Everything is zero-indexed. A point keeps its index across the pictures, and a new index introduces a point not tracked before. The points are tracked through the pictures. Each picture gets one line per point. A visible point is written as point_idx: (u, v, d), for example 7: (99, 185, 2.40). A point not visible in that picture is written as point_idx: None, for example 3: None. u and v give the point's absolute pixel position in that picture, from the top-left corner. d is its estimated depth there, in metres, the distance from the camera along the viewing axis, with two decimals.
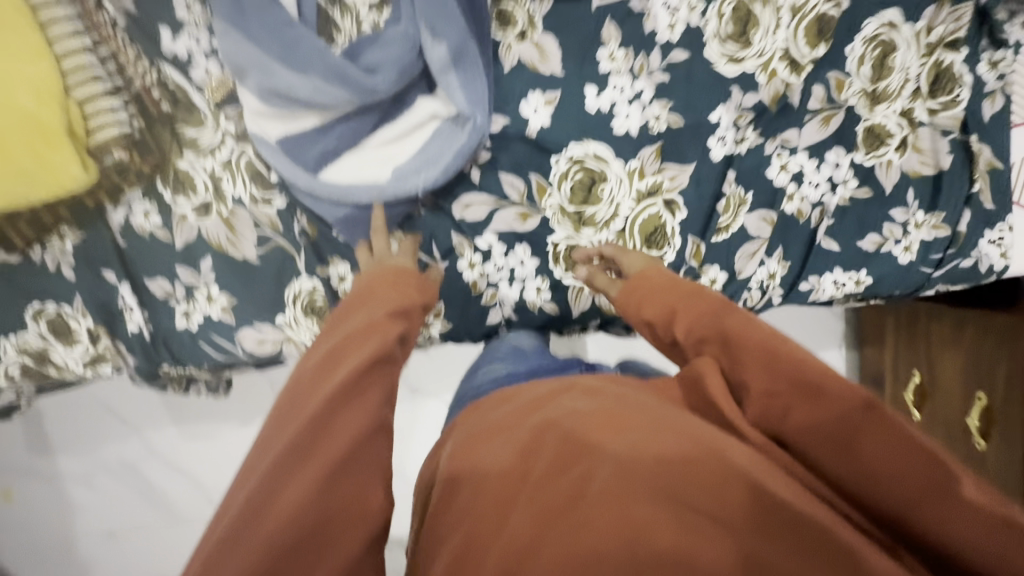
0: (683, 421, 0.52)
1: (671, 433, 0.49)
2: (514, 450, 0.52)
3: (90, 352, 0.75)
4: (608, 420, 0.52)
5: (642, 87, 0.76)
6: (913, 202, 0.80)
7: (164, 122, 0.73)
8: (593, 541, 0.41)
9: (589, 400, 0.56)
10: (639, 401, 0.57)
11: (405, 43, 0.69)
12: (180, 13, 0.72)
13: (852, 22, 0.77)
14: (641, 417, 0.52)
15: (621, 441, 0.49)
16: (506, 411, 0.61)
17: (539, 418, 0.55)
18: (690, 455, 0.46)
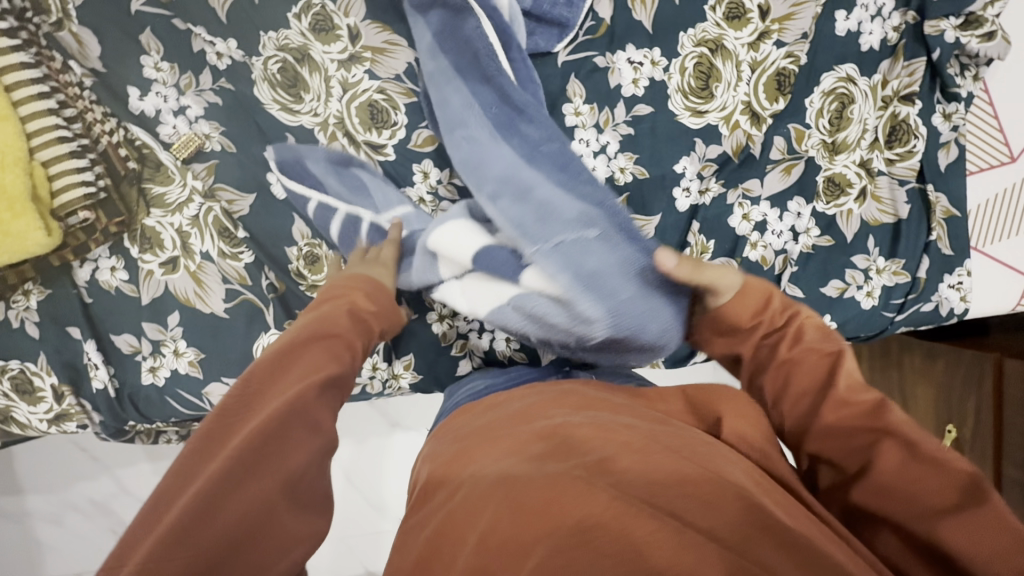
0: (679, 434, 0.48)
1: (661, 441, 0.45)
2: (502, 454, 0.46)
3: (54, 410, 0.74)
4: (600, 428, 0.46)
5: (607, 140, 0.78)
6: (873, 249, 0.82)
7: (131, 180, 0.72)
8: (589, 551, 0.36)
9: (580, 411, 0.51)
10: (631, 410, 0.52)
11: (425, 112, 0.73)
12: (149, 71, 0.73)
13: (811, 75, 0.79)
14: (620, 420, 0.49)
15: (612, 450, 0.43)
16: (493, 417, 0.56)
17: (533, 424, 0.50)
18: (677, 464, 0.42)
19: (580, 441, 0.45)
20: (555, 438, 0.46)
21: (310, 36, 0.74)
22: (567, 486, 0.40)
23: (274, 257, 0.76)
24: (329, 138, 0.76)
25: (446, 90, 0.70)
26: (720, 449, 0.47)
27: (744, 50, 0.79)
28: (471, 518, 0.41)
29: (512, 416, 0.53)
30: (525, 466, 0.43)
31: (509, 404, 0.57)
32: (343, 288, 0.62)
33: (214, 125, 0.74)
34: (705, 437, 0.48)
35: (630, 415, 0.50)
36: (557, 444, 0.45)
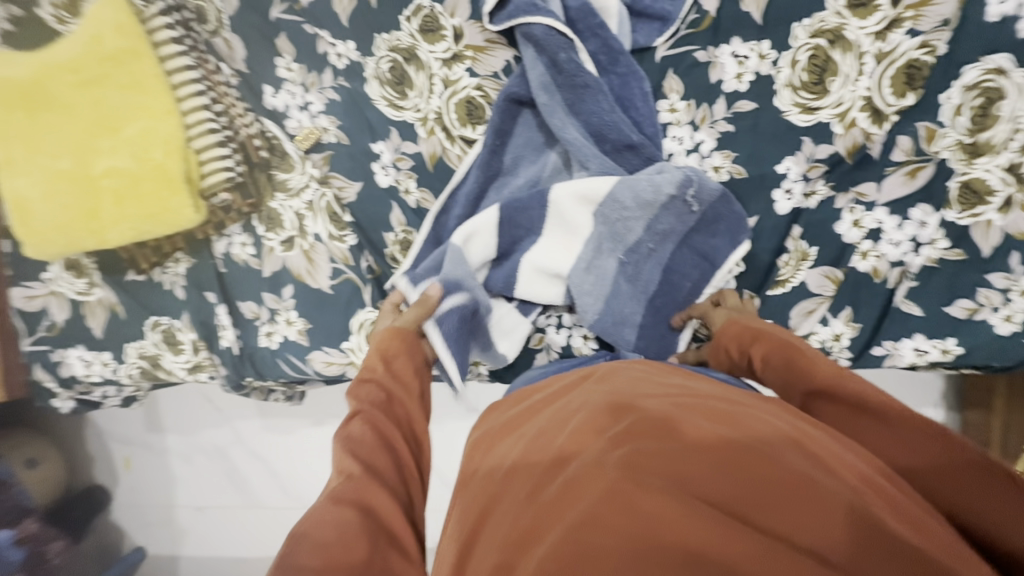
0: (708, 398, 0.47)
1: (690, 406, 0.45)
2: (527, 448, 0.47)
3: (192, 360, 0.88)
4: (616, 408, 0.46)
5: (702, 138, 0.76)
6: (1018, 266, 0.71)
7: (262, 167, 0.83)
8: (601, 533, 0.35)
9: (602, 392, 0.51)
10: (664, 382, 0.51)
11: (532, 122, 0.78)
12: (282, 72, 0.82)
13: (949, 67, 0.70)
14: (644, 391, 0.49)
15: (625, 422, 0.43)
16: (525, 409, 0.57)
17: (556, 415, 0.50)
18: (702, 428, 0.41)
19: (595, 422, 0.45)
20: (580, 422, 0.46)
21: (418, 36, 0.80)
22: (582, 471, 0.40)
23: (373, 242, 0.84)
24: (428, 133, 0.81)
25: (581, 97, 0.73)
26: (747, 409, 0.45)
27: (869, 40, 0.71)
28: (503, 512, 0.41)
29: (542, 406, 0.55)
30: (548, 454, 0.44)
31: (542, 393, 0.59)
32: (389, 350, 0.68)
33: (332, 119, 0.82)
34: (723, 401, 0.46)
35: (659, 387, 0.49)
36: (576, 425, 0.46)
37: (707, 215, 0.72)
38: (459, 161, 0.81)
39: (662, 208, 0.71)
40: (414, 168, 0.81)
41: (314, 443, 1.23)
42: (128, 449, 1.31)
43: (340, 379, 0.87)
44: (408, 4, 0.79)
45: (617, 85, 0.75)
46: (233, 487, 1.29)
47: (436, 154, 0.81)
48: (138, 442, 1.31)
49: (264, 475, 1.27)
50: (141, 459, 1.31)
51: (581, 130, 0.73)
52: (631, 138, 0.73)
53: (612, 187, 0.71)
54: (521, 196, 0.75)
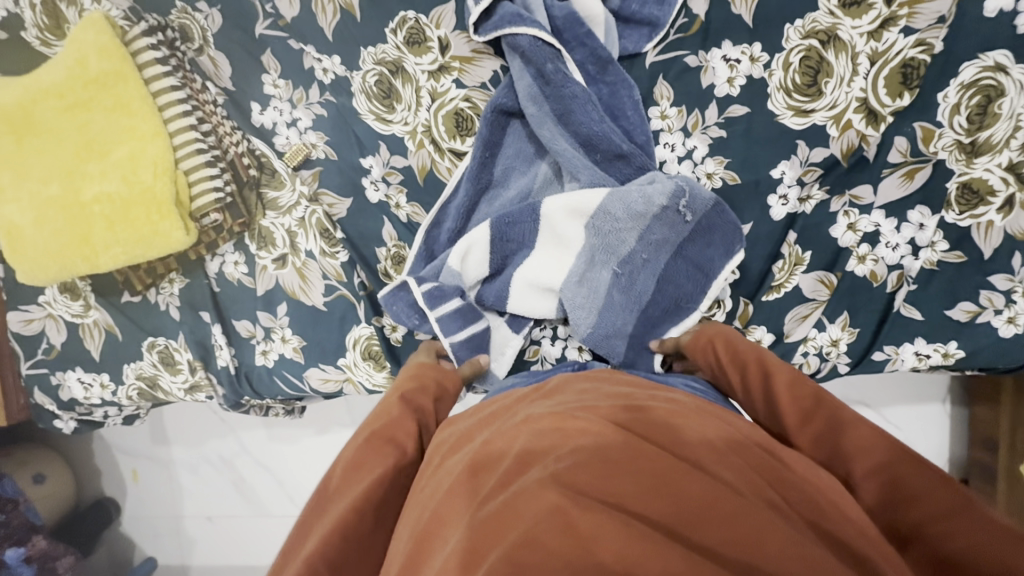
0: (646, 410, 0.47)
1: (630, 423, 0.45)
2: (469, 459, 0.46)
3: (189, 380, 0.88)
4: (559, 424, 0.45)
5: (694, 144, 0.75)
6: (1021, 268, 0.69)
7: (251, 185, 0.83)
8: (537, 554, 0.34)
9: (549, 406, 0.50)
10: (605, 394, 0.51)
11: (522, 133, 0.77)
12: (268, 89, 0.82)
13: (947, 65, 0.68)
14: (588, 406, 0.48)
15: (568, 440, 0.43)
16: (475, 420, 0.56)
17: (501, 427, 0.49)
18: (639, 445, 0.41)
19: (538, 437, 0.44)
20: (522, 437, 0.45)
21: (404, 48, 0.79)
22: (521, 489, 0.39)
23: (365, 257, 0.83)
24: (417, 146, 0.80)
25: (570, 107, 0.71)
26: (682, 420, 0.46)
27: (863, 40, 0.70)
28: (440, 531, 0.40)
29: (487, 419, 0.54)
30: (491, 469, 0.43)
31: (499, 403, 0.58)
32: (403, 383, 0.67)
33: (320, 135, 0.82)
34: (673, 418, 0.46)
35: (604, 401, 0.49)
36: (519, 440, 0.45)
37: (700, 223, 0.71)
38: (449, 174, 0.80)
39: (654, 219, 0.70)
40: (404, 183, 0.81)
41: (317, 454, 1.23)
42: (134, 463, 1.32)
43: (337, 395, 0.87)
44: (393, 17, 0.78)
45: (606, 94, 0.73)
46: (238, 499, 1.29)
47: (426, 167, 0.80)
48: (144, 455, 1.31)
49: (268, 486, 1.27)
50: (147, 473, 1.32)
51: (572, 141, 0.72)
52: (621, 148, 0.71)
53: (602, 199, 0.70)
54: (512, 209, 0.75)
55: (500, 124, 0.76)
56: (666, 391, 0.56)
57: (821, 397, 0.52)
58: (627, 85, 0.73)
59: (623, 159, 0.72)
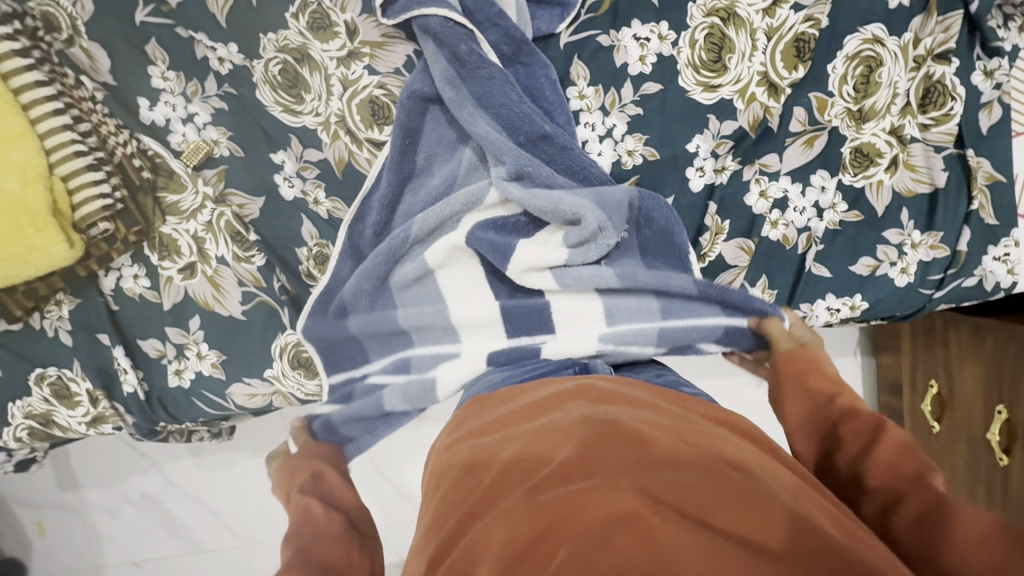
0: (703, 432, 0.47)
1: (691, 440, 0.44)
2: (519, 454, 0.45)
3: (90, 413, 0.78)
4: (614, 428, 0.44)
5: (614, 123, 0.76)
6: (908, 222, 0.76)
7: (146, 189, 0.74)
8: (607, 556, 0.33)
9: (596, 407, 0.49)
10: (655, 407, 0.51)
11: (442, 119, 0.75)
12: (156, 82, 0.74)
13: (833, 39, 0.74)
14: (642, 417, 0.47)
15: (629, 450, 0.42)
16: (509, 410, 0.55)
17: (544, 423, 0.48)
18: (707, 464, 0.41)
19: (593, 437, 0.43)
20: (577, 435, 0.44)
21: (309, 35, 0.74)
22: (584, 492, 0.38)
23: (284, 259, 0.78)
24: (332, 138, 0.75)
25: (490, 89, 0.70)
26: (737, 444, 0.46)
27: (759, 16, 0.74)
28: (492, 521, 0.39)
29: (527, 410, 0.53)
30: (544, 469, 0.42)
31: (533, 394, 0.56)
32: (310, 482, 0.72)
33: (221, 131, 0.75)
34: (732, 440, 0.46)
35: (654, 413, 0.49)
36: (574, 442, 0.43)
37: (638, 211, 0.72)
38: (368, 165, 0.76)
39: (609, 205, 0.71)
40: (321, 177, 0.76)
41: (254, 476, 1.15)
42: (37, 514, 1.17)
43: (266, 409, 0.81)
44: (293, 0, 0.73)
45: (523, 76, 0.73)
46: (168, 538, 1.18)
47: (343, 159, 0.76)
48: (48, 504, 1.16)
49: (201, 518, 1.17)
50: (53, 523, 1.17)
51: (493, 124, 0.71)
52: (543, 129, 0.71)
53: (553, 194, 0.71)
54: (446, 202, 0.73)
55: (418, 112, 0.74)
56: (705, 405, 0.55)
57: (923, 475, 0.50)
58: (544, 65, 0.72)
59: (545, 140, 0.72)
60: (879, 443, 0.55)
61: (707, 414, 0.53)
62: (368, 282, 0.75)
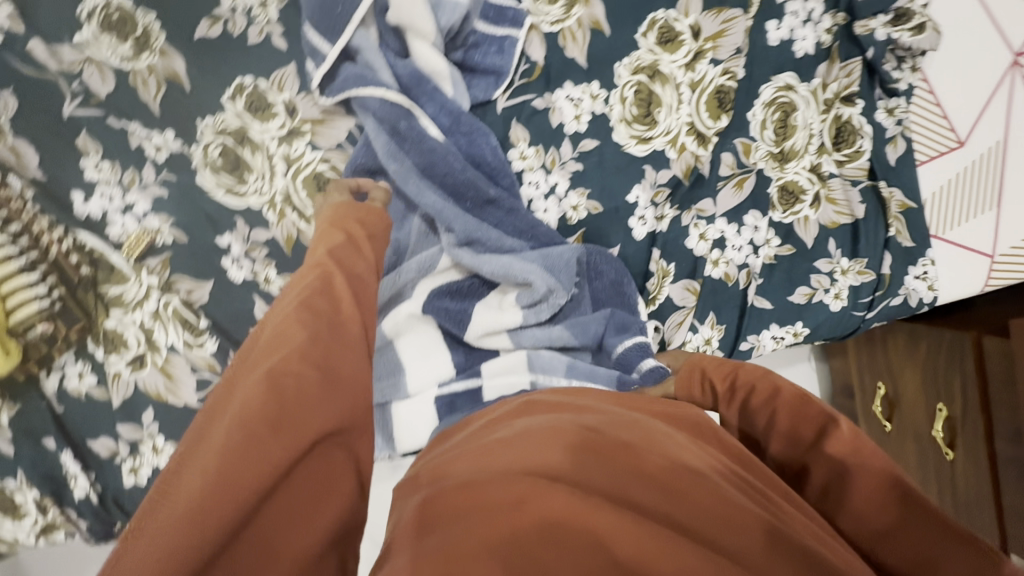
0: (648, 427, 0.48)
1: (635, 437, 0.45)
2: (462, 462, 0.44)
3: (39, 523, 0.73)
4: (561, 429, 0.45)
5: (556, 180, 0.79)
6: (835, 251, 0.82)
7: (86, 286, 0.72)
8: (552, 547, 0.33)
9: (543, 416, 0.49)
10: (603, 410, 0.51)
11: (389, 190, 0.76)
12: (90, 174, 0.72)
13: (749, 88, 0.80)
14: (591, 418, 0.47)
15: (576, 452, 0.42)
16: (461, 437, 0.55)
17: (493, 436, 0.48)
18: (649, 463, 0.42)
19: (537, 437, 0.44)
20: (522, 437, 0.44)
21: (247, 116, 0.74)
22: (532, 487, 0.37)
23: (239, 341, 0.76)
24: (279, 216, 0.75)
25: (434, 160, 0.72)
26: (676, 437, 0.47)
27: (681, 72, 0.79)
28: (432, 520, 0.37)
29: (478, 433, 0.53)
30: (488, 466, 0.41)
31: (485, 419, 0.57)
32: (326, 233, 0.62)
33: (163, 218, 0.74)
34: (674, 435, 0.48)
35: (601, 413, 0.50)
36: (523, 445, 0.43)
37: (587, 264, 0.77)
38: None
39: (562, 267, 0.74)
40: (270, 256, 0.76)
41: None
42: None
43: None
44: (229, 83, 0.74)
45: (463, 144, 0.74)
46: None
47: (292, 236, 0.76)
48: None
49: None
50: None
51: (439, 193, 0.72)
52: (490, 194, 0.73)
53: (508, 258, 0.73)
54: (401, 272, 0.75)
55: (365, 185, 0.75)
56: (652, 403, 0.57)
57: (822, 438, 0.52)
58: (485, 133, 0.74)
59: (491, 204, 0.74)
60: (780, 409, 0.56)
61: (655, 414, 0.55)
62: None
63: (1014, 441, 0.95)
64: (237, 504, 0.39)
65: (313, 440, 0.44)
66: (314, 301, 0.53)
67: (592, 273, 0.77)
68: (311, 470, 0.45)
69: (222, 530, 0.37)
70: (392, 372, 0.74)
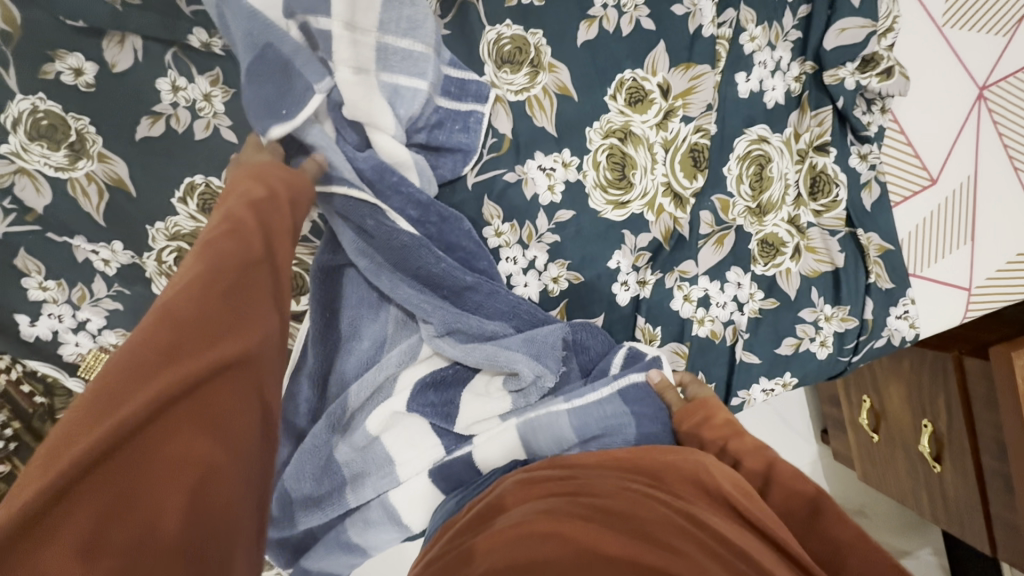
0: (639, 502, 0.52)
1: (626, 521, 0.49)
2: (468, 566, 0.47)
3: None
4: (555, 525, 0.48)
5: (534, 254, 0.76)
6: (818, 299, 0.81)
7: (43, 415, 0.67)
8: None
9: (534, 509, 0.52)
10: (600, 484, 0.55)
11: (361, 282, 0.72)
12: (35, 293, 0.67)
13: (723, 143, 0.78)
14: (580, 501, 0.52)
15: (568, 554, 0.44)
16: (463, 525, 0.57)
17: (490, 531, 0.51)
18: (637, 548, 0.46)
19: (539, 542, 0.46)
20: (518, 537, 0.47)
21: (201, 217, 0.70)
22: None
23: None
24: None
25: (404, 254, 0.69)
26: (661, 510, 0.51)
27: (653, 131, 0.77)
28: None
29: (478, 523, 0.55)
30: (502, 560, 0.45)
31: (483, 504, 0.59)
32: (241, 183, 0.54)
33: (120, 332, 0.69)
34: (663, 507, 0.52)
35: (591, 498, 0.52)
36: (521, 544, 0.46)
37: (573, 341, 0.74)
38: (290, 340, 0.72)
39: (549, 349, 0.71)
40: None
41: None
42: None
43: None
44: (178, 184, 0.69)
45: (433, 233, 0.71)
46: None
47: None
48: None
49: None
50: None
51: (414, 285, 0.70)
52: (465, 281, 0.70)
53: (490, 346, 0.71)
54: (377, 368, 0.71)
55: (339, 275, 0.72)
56: (643, 455, 0.61)
57: None
58: (455, 216, 0.71)
59: (467, 292, 0.71)
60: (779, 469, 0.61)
61: (641, 475, 0.58)
62: (310, 463, 0.70)
63: (998, 456, 0.97)
64: (114, 426, 0.35)
65: (210, 370, 0.40)
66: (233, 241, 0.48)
67: (579, 346, 0.74)
68: (210, 397, 0.40)
69: (87, 450, 0.34)
70: (380, 467, 0.70)
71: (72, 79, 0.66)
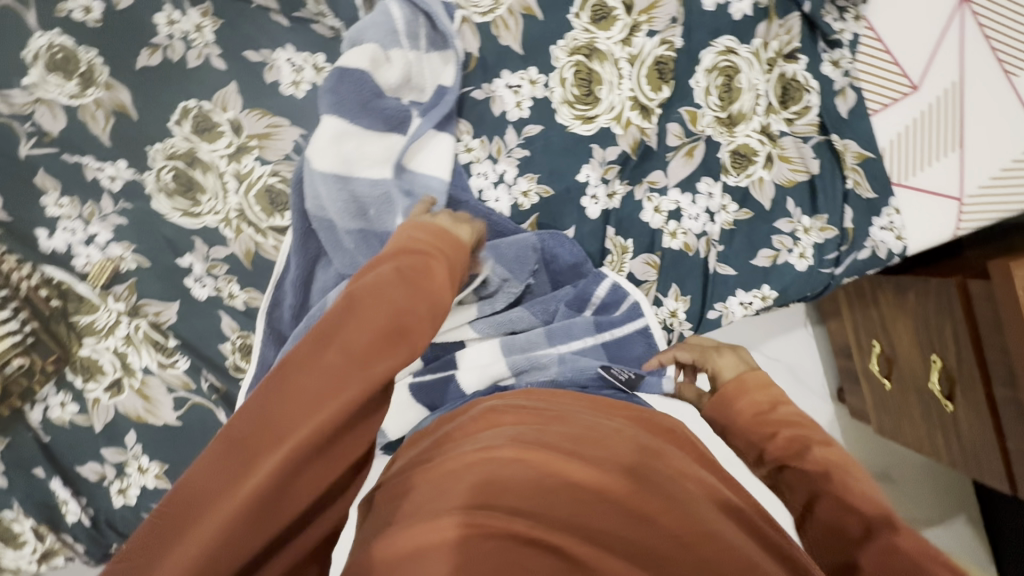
0: (622, 440, 0.53)
1: (599, 449, 0.50)
2: (427, 482, 0.48)
3: (39, 549, 0.74)
4: (524, 448, 0.49)
5: (504, 168, 0.79)
6: (795, 210, 0.81)
7: (58, 317, 0.75)
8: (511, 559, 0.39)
9: (497, 432, 0.53)
10: (576, 417, 0.56)
11: None
12: (52, 210, 0.75)
13: (689, 57, 0.80)
14: (563, 432, 0.52)
15: (532, 476, 0.46)
16: (423, 443, 0.58)
17: (450, 450, 0.52)
18: (602, 476, 0.47)
19: (502, 462, 0.47)
20: (480, 457, 0.48)
21: (195, 138, 0.76)
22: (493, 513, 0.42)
23: (210, 358, 0.78)
24: (235, 232, 0.77)
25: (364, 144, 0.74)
26: (639, 448, 0.52)
27: (618, 47, 0.79)
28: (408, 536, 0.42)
29: (442, 441, 0.56)
30: (466, 477, 0.46)
31: (448, 425, 0.60)
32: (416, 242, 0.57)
33: (125, 245, 0.76)
34: (641, 445, 0.53)
35: (566, 426, 0.54)
36: (486, 462, 0.47)
37: (543, 251, 0.76)
38: (276, 252, 0.78)
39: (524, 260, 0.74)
40: (231, 271, 0.77)
41: None
42: None
43: None
44: (173, 109, 0.76)
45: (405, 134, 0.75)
46: None
47: (251, 250, 0.77)
48: None
49: None
50: None
51: None
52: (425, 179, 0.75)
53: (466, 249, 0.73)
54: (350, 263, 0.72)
55: None
56: (623, 407, 0.63)
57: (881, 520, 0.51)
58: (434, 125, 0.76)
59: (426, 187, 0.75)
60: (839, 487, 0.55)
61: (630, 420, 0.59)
62: None
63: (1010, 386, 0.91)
64: None
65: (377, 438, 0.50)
66: (393, 294, 0.51)
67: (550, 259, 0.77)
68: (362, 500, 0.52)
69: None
70: None
71: (82, 16, 0.74)
